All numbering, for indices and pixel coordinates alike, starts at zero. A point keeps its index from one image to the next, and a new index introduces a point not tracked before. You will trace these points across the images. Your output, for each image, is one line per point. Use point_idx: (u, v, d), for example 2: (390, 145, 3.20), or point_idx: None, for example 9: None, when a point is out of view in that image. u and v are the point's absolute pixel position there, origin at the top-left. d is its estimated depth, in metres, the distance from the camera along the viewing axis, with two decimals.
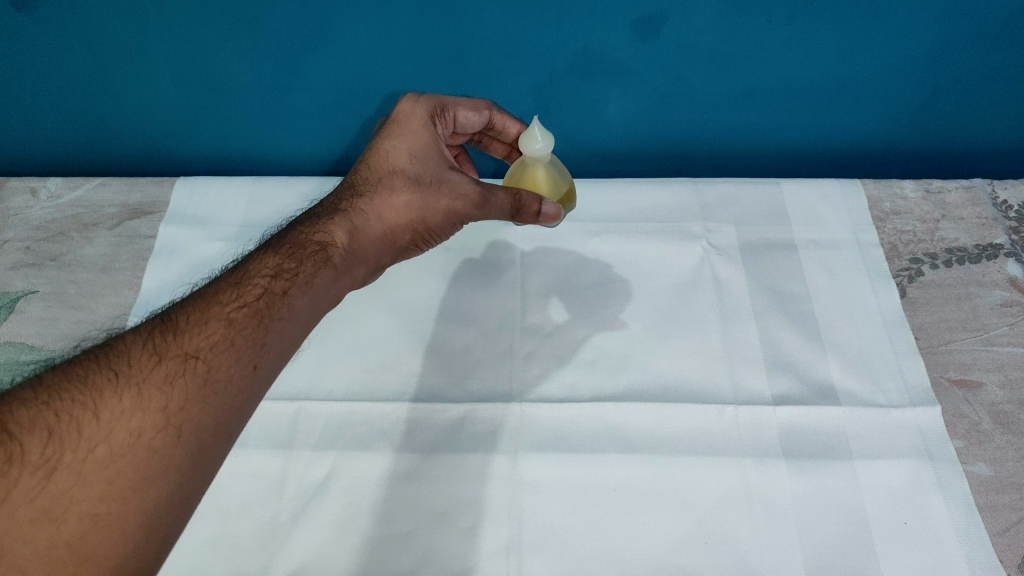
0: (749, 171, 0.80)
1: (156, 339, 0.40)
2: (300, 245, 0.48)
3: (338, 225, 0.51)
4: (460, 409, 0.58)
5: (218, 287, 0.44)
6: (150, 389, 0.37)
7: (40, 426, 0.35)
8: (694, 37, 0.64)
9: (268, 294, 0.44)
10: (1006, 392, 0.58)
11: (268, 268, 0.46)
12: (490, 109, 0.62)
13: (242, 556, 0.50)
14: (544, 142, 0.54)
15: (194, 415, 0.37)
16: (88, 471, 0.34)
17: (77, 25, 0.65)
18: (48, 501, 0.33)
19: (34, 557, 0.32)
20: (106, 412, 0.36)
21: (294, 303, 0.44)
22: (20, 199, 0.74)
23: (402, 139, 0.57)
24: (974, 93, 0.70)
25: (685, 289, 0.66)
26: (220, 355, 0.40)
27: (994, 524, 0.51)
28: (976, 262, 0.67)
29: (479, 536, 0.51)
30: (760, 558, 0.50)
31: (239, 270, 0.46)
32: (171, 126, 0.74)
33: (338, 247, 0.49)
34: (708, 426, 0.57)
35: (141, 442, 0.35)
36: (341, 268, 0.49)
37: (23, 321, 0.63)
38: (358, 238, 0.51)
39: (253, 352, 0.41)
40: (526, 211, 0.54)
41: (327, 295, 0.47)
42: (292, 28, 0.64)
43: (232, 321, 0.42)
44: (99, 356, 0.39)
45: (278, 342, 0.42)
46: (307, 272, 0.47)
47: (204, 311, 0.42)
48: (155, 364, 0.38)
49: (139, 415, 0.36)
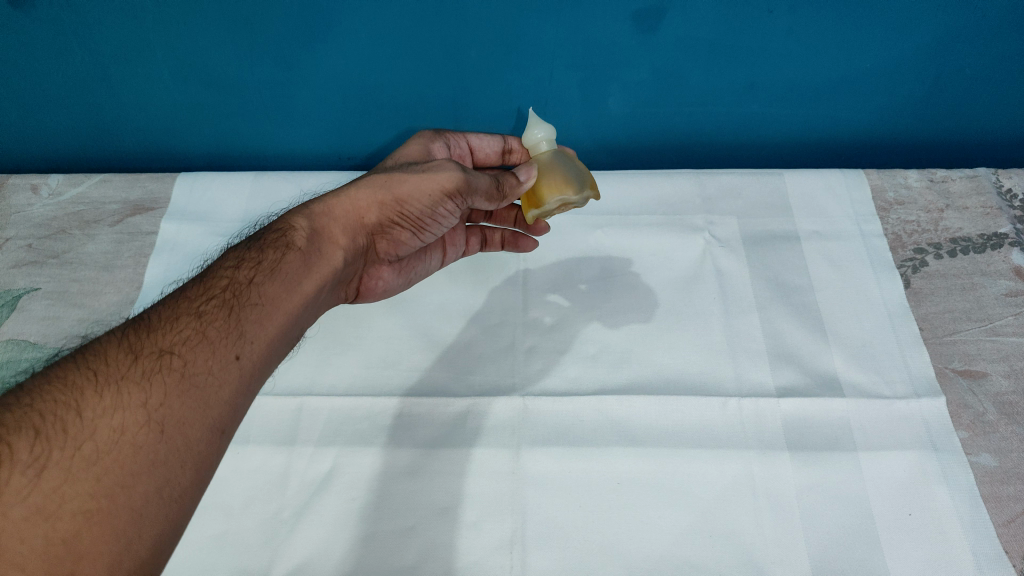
0: (751, 161, 0.79)
1: (130, 338, 0.40)
2: (263, 236, 0.49)
3: (300, 214, 0.51)
4: (463, 404, 0.58)
5: (186, 287, 0.44)
6: (128, 385, 0.37)
7: (25, 425, 0.35)
8: (694, 29, 0.64)
9: (234, 284, 0.44)
10: (1011, 382, 0.58)
11: (231, 263, 0.46)
12: (507, 137, 0.65)
13: (247, 553, 0.51)
14: (542, 129, 0.55)
15: (175, 408, 0.37)
16: (76, 468, 0.34)
17: (77, 22, 0.64)
18: (40, 499, 0.33)
19: (32, 555, 0.32)
20: (88, 410, 0.36)
21: (263, 289, 0.44)
22: (21, 197, 0.74)
23: (401, 152, 0.60)
24: (978, 82, 0.69)
25: (688, 282, 0.66)
26: (195, 348, 0.40)
27: (1000, 515, 0.51)
28: (980, 251, 0.66)
29: (482, 530, 0.52)
30: (764, 550, 0.50)
31: (206, 270, 0.46)
32: (170, 123, 0.74)
33: (298, 231, 0.49)
34: (713, 418, 0.57)
35: (125, 438, 0.36)
36: (304, 253, 0.48)
37: (26, 319, 0.64)
38: (319, 220, 0.51)
39: (229, 344, 0.41)
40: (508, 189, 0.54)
41: (292, 279, 0.46)
42: (290, 25, 0.64)
43: (202, 314, 0.42)
44: (76, 358, 0.39)
45: (257, 333, 0.42)
46: (270, 259, 0.46)
47: (175, 309, 0.42)
48: (131, 362, 0.38)
49: (119, 410, 0.36)
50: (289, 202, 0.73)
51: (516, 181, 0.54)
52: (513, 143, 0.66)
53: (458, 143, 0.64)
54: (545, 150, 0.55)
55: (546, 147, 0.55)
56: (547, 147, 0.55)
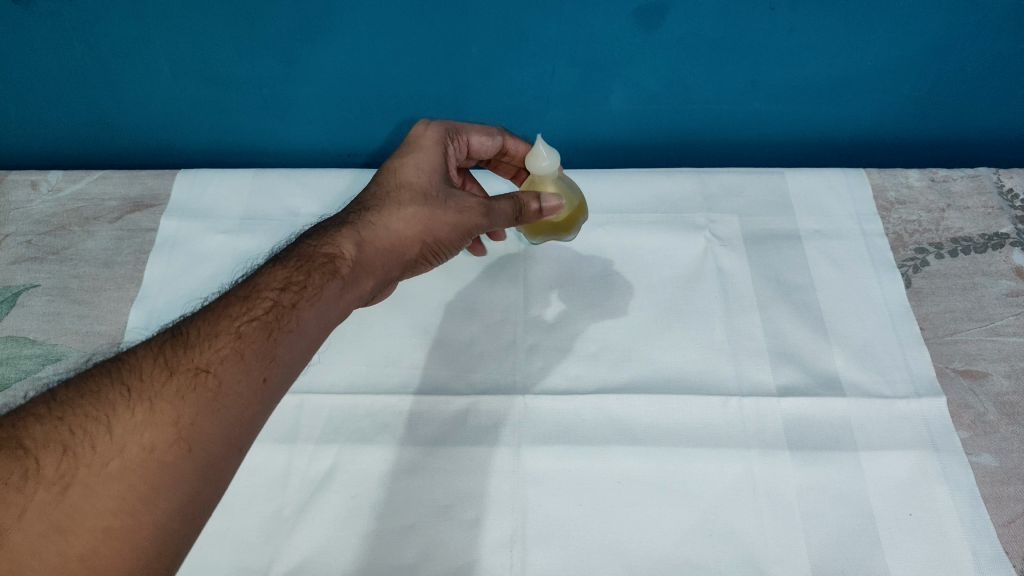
0: (752, 160, 0.79)
1: (167, 353, 0.41)
2: (307, 258, 0.48)
3: (344, 238, 0.50)
4: (464, 402, 0.58)
5: (228, 300, 0.45)
6: (161, 403, 0.39)
7: (53, 441, 0.37)
8: (696, 27, 0.64)
9: (278, 307, 0.45)
10: (1011, 382, 0.58)
11: (276, 281, 0.46)
12: (503, 134, 0.64)
13: (248, 551, 0.51)
14: (551, 158, 0.56)
15: (203, 428, 0.39)
16: (100, 485, 0.36)
17: (76, 17, 0.64)
18: (61, 515, 0.36)
19: (51, 568, 0.34)
20: (118, 426, 0.38)
21: (302, 315, 0.45)
22: (21, 193, 0.73)
23: (413, 156, 0.57)
24: (980, 80, 0.69)
25: (688, 282, 0.66)
26: (229, 368, 0.41)
27: (1000, 516, 0.51)
28: (981, 251, 0.66)
29: (484, 528, 0.52)
30: (766, 549, 0.50)
31: (248, 284, 0.46)
32: (170, 119, 0.74)
33: (346, 260, 0.49)
34: (714, 417, 0.57)
35: (152, 456, 0.37)
36: (348, 281, 0.48)
37: (25, 316, 0.64)
38: (365, 248, 0.50)
39: (263, 366, 0.42)
40: (527, 212, 0.54)
41: (333, 305, 0.47)
42: (291, 21, 0.64)
43: (241, 334, 0.43)
44: (112, 370, 0.41)
45: (289, 358, 0.44)
46: (315, 285, 0.47)
47: (215, 325, 0.43)
48: (167, 378, 0.40)
49: (149, 428, 0.38)
50: (290, 198, 0.73)
51: (538, 207, 0.54)
52: (509, 144, 0.65)
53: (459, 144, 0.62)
54: (551, 187, 0.57)
55: (551, 183, 0.57)
56: (552, 184, 0.57)
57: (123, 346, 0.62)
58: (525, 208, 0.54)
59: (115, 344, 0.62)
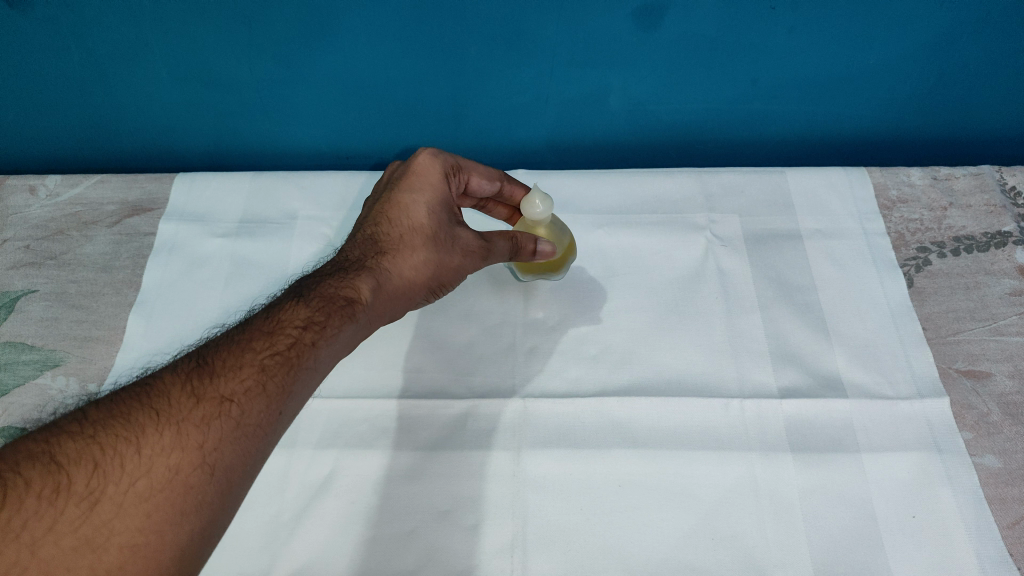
0: (752, 160, 0.78)
1: (193, 381, 0.41)
2: (329, 299, 0.49)
3: (361, 281, 0.52)
4: (463, 405, 0.58)
5: (252, 333, 0.46)
6: (188, 428, 0.39)
7: (85, 458, 0.37)
8: (695, 27, 0.63)
9: (298, 344, 0.46)
10: (1015, 382, 0.57)
11: (299, 319, 0.47)
12: (502, 179, 0.63)
13: (246, 556, 0.50)
14: (544, 206, 0.59)
15: (226, 455, 0.40)
16: (128, 503, 0.36)
17: (73, 22, 0.64)
18: (89, 530, 0.35)
19: None
20: (147, 447, 0.38)
21: (321, 354, 0.46)
22: (19, 198, 0.73)
23: (421, 194, 0.58)
24: (981, 78, 0.68)
25: (688, 283, 0.65)
26: (253, 399, 0.42)
27: (1005, 517, 0.50)
28: (984, 250, 0.66)
29: (482, 534, 0.51)
30: (767, 552, 0.50)
31: (270, 318, 0.47)
32: (168, 122, 0.74)
33: (363, 304, 0.51)
34: (716, 421, 0.56)
35: (178, 478, 0.38)
36: (364, 322, 0.51)
37: (24, 321, 0.64)
38: (381, 291, 0.53)
39: (282, 400, 0.43)
40: (522, 253, 0.58)
41: (347, 346, 0.49)
42: (287, 24, 0.63)
43: (264, 367, 0.43)
44: (139, 394, 0.41)
45: (305, 394, 0.45)
46: (334, 327, 0.48)
47: (239, 357, 0.44)
48: (193, 405, 0.40)
49: (176, 451, 0.38)
50: (289, 201, 0.73)
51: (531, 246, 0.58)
52: (508, 189, 0.64)
53: (459, 181, 0.61)
54: (541, 231, 0.61)
55: (541, 228, 0.61)
56: (542, 229, 0.61)
57: (122, 352, 0.61)
58: (524, 248, 0.58)
59: (114, 350, 0.62)
